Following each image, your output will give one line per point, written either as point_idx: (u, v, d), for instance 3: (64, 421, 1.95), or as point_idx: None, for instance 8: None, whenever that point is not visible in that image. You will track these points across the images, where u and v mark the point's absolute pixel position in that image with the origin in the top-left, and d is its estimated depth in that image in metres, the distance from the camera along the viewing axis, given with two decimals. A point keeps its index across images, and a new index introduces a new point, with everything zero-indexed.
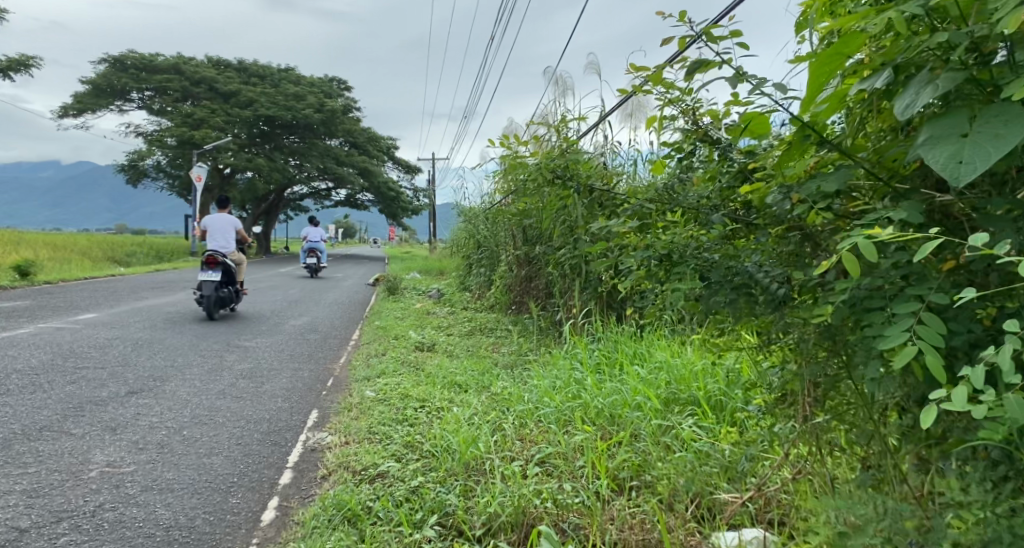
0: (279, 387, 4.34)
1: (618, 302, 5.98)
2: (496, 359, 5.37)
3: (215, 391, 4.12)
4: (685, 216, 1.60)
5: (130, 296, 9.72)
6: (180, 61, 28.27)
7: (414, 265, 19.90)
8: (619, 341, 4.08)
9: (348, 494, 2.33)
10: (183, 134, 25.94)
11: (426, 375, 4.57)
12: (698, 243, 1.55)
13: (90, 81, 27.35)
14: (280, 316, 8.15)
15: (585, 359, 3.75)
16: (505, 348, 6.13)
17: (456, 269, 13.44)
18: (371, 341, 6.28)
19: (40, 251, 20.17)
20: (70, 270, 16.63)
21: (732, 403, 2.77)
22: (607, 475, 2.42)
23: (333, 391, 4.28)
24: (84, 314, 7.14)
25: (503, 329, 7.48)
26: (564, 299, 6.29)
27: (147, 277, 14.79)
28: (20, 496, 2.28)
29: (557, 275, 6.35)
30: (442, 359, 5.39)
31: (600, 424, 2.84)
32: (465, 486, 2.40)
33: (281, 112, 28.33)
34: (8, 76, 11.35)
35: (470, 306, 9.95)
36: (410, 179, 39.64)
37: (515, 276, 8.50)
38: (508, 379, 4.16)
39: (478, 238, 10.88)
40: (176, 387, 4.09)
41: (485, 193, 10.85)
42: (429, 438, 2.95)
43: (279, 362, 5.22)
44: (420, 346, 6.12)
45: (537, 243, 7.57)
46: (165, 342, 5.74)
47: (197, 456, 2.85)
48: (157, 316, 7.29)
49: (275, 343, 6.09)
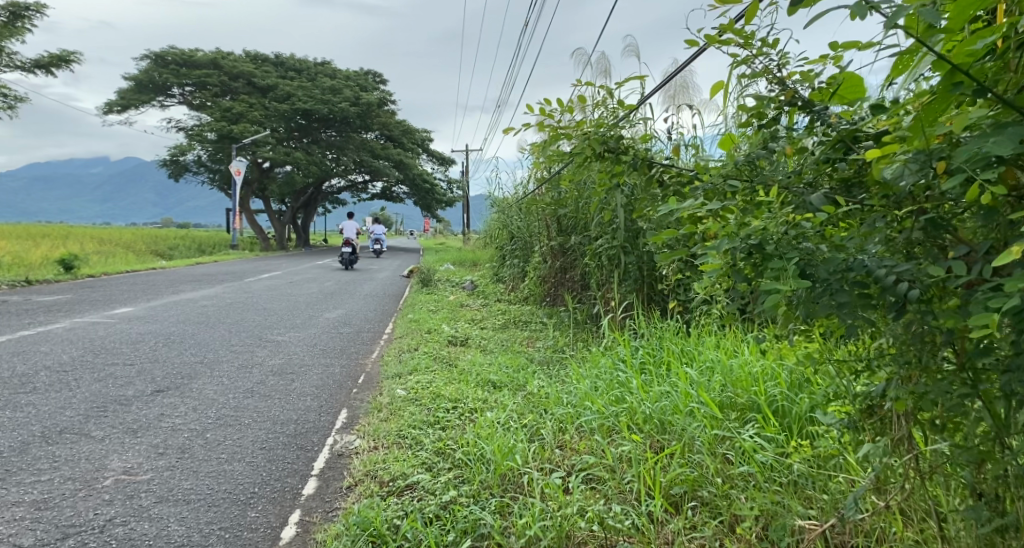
0: (308, 384, 4.19)
1: (661, 294, 5.67)
2: (532, 355, 5.13)
3: (243, 388, 3.98)
4: (778, 198, 1.35)
5: (168, 289, 9.78)
6: (218, 56, 28.61)
7: (448, 256, 19.75)
8: (666, 338, 3.79)
9: (373, 511, 2.13)
10: (222, 128, 26.30)
11: (459, 372, 4.37)
12: (797, 230, 1.29)
13: (132, 78, 27.89)
14: (313, 309, 8.06)
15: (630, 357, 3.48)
16: (542, 343, 5.89)
17: (491, 261, 13.22)
18: (403, 336, 6.11)
19: (86, 246, 20.71)
20: (114, 264, 16.97)
21: (799, 408, 2.49)
22: (660, 493, 2.17)
23: (363, 389, 4.11)
24: (121, 308, 7.15)
25: (538, 323, 7.23)
26: (602, 292, 6.01)
27: (186, 270, 14.95)
28: (28, 509, 2.15)
29: (595, 266, 6.06)
30: (476, 354, 5.17)
31: (647, 431, 2.58)
32: (501, 501, 2.18)
33: (317, 105, 28.50)
34: (49, 72, 11.50)
35: (505, 299, 9.72)
36: (444, 170, 39.57)
37: (551, 267, 8.24)
38: (546, 378, 3.91)
39: (512, 229, 10.63)
40: (204, 385, 3.98)
41: (520, 183, 10.59)
42: (462, 444, 2.73)
43: (310, 357, 5.09)
44: (453, 340, 5.92)
45: (574, 234, 7.29)
46: (197, 336, 5.67)
47: (217, 462, 2.69)
48: (192, 310, 7.26)
49: (307, 337, 5.97)
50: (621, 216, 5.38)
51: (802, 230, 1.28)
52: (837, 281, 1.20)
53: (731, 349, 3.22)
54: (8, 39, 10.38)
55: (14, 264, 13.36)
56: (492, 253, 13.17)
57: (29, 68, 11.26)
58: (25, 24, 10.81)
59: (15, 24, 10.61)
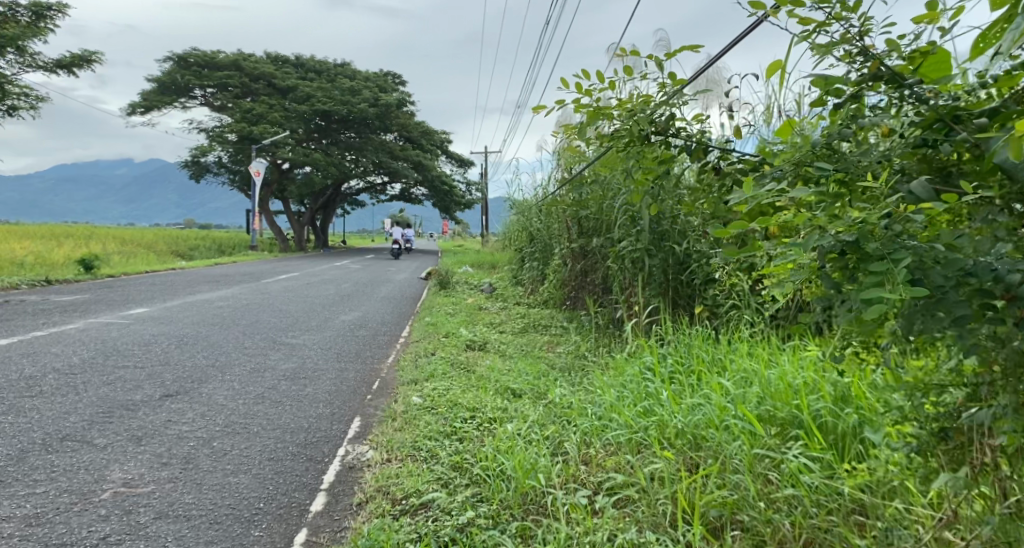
0: (321, 390, 4.04)
1: (686, 299, 5.46)
2: (553, 362, 4.95)
3: (254, 394, 3.85)
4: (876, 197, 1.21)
5: (185, 289, 9.75)
6: (239, 57, 28.82)
7: (466, 258, 19.61)
8: (697, 345, 3.59)
9: (385, 533, 1.98)
10: (242, 130, 26.46)
11: (478, 378, 4.20)
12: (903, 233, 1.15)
13: (155, 79, 28.18)
14: (330, 311, 7.94)
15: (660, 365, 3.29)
16: (562, 348, 5.71)
17: (509, 263, 13.05)
18: (420, 339, 5.96)
19: (108, 246, 20.91)
20: (135, 264, 17.10)
21: (846, 423, 2.29)
22: (698, 518, 1.98)
23: (377, 395, 3.96)
24: (137, 309, 7.10)
25: (558, 327, 7.04)
26: (626, 296, 5.82)
27: (205, 271, 14.97)
28: (18, 525, 2.02)
29: (618, 270, 5.87)
30: (495, 359, 5.01)
31: (680, 447, 2.39)
32: (523, 525, 2.01)
33: (336, 106, 28.60)
34: (73, 72, 11.56)
35: (524, 302, 9.53)
36: (463, 172, 39.52)
37: (572, 270, 8.05)
38: (569, 387, 3.73)
39: (531, 231, 10.45)
40: (214, 390, 3.86)
41: (540, 184, 10.42)
42: (481, 459, 2.56)
43: (324, 362, 4.96)
44: (471, 344, 5.77)
45: (596, 236, 7.10)
46: (211, 338, 5.57)
47: (222, 474, 2.55)
48: (208, 311, 7.18)
49: (322, 340, 5.85)
50: (646, 218, 5.18)
51: (909, 225, 1.13)
52: (953, 289, 1.08)
53: (769, 359, 3.02)
54: (31, 38, 10.42)
55: (37, 263, 13.47)
56: (511, 255, 13.00)
57: (52, 68, 11.32)
58: (49, 24, 10.87)
59: (39, 24, 10.66)
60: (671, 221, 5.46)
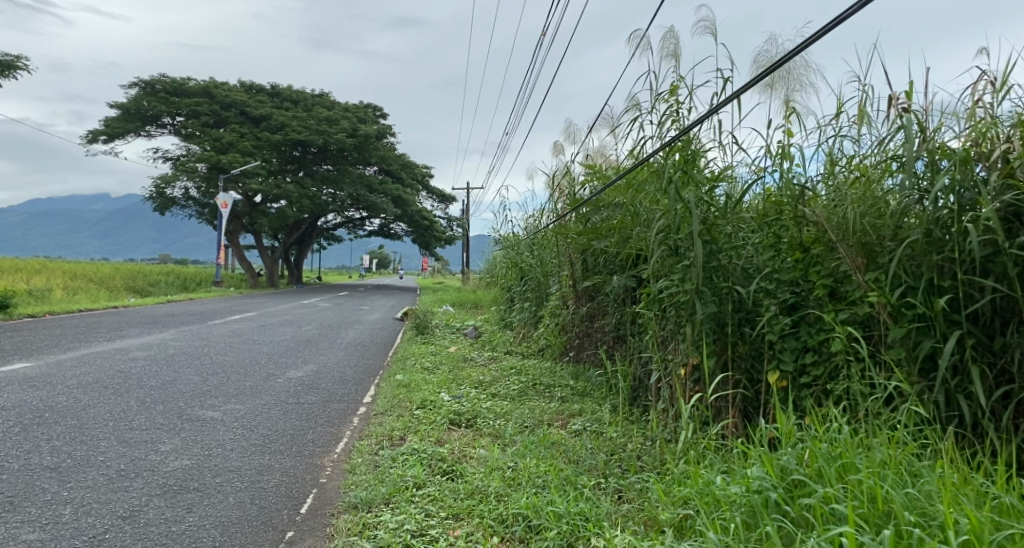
0: (208, 523, 2.44)
1: (752, 363, 4.03)
2: (576, 456, 3.45)
3: (85, 538, 2.23)
4: None
5: (107, 334, 8.03)
6: (210, 84, 27.46)
7: (447, 297, 18.13)
8: (861, 464, 2.14)
9: None
10: (210, 158, 24.93)
11: (469, 501, 2.67)
12: None
13: (120, 105, 26.67)
14: (275, 366, 6.29)
15: (831, 524, 1.84)
16: (581, 427, 4.27)
17: (496, 303, 11.65)
18: (385, 413, 4.36)
19: (52, 281, 19.12)
20: (75, 301, 15.35)
21: None
22: None
23: (301, 536, 2.39)
24: (16, 363, 5.39)
25: (566, 391, 5.53)
26: (664, 354, 4.38)
27: (151, 309, 13.30)
28: None
29: (654, 320, 4.46)
30: (492, 449, 3.49)
31: None
32: None
33: (312, 135, 27.27)
34: None
35: (515, 350, 8.03)
36: (444, 208, 38.17)
37: (576, 314, 6.70)
38: (635, 532, 2.27)
39: (522, 266, 9.06)
40: (14, 531, 2.23)
41: (533, 214, 9.03)
42: None
43: (237, 454, 3.34)
44: (456, 419, 4.23)
45: (615, 272, 5.70)
46: (86, 411, 3.93)
47: None
48: (110, 366, 5.52)
49: (250, 414, 4.22)
50: (699, 249, 3.73)
51: None
52: None
53: None
54: None
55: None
56: (498, 294, 11.59)
57: None
58: None
59: None
60: (730, 255, 4.06)
